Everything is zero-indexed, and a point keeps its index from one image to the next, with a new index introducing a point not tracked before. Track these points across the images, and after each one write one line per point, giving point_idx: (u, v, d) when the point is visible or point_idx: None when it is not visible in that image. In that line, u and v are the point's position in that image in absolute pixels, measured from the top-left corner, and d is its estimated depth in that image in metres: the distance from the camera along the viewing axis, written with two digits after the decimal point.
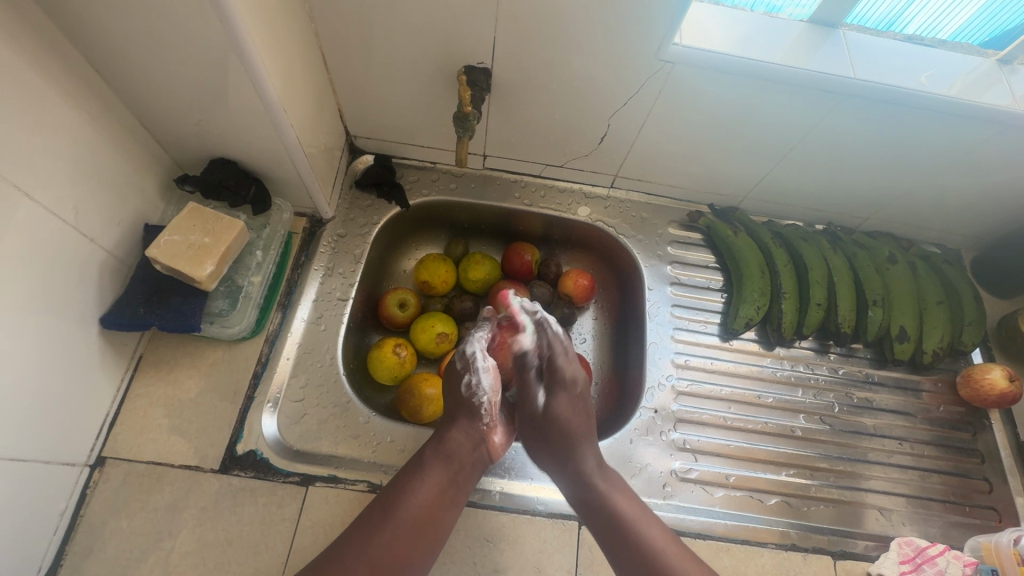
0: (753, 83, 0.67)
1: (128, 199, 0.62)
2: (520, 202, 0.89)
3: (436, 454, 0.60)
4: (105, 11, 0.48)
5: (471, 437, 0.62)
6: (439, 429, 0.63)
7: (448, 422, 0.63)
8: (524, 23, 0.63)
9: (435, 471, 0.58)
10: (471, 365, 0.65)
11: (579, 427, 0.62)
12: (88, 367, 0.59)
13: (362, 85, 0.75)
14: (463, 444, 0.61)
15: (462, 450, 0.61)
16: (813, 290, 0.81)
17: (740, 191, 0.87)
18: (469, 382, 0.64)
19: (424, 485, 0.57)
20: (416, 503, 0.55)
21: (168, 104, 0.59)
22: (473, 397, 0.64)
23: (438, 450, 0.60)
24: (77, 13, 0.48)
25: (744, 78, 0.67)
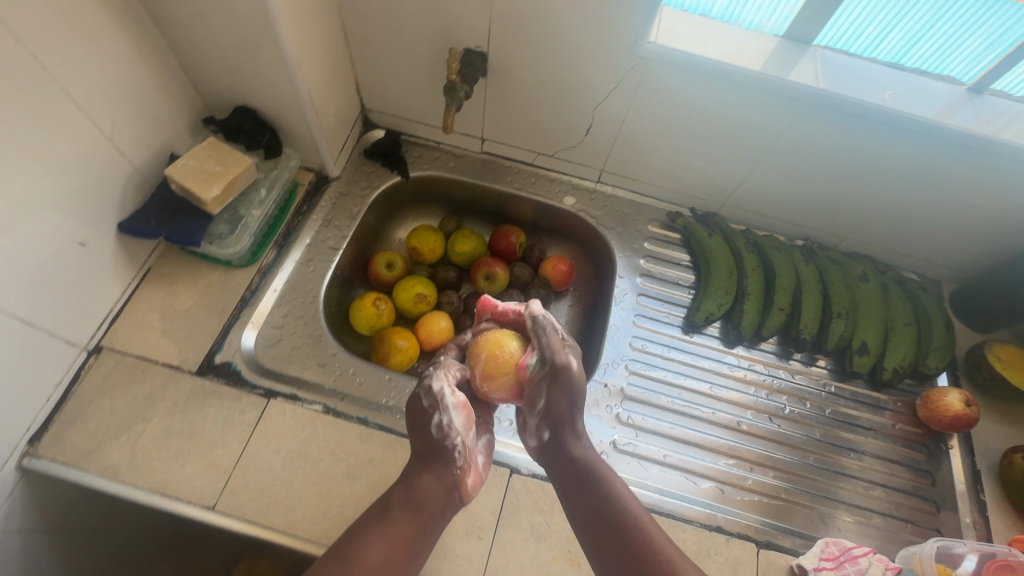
0: (722, 84, 0.73)
1: (160, 128, 0.71)
2: (511, 186, 0.96)
3: (404, 503, 0.58)
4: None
5: (442, 484, 0.60)
6: (409, 475, 0.61)
7: (417, 466, 0.61)
8: (518, 12, 0.71)
9: (399, 521, 0.56)
10: (439, 402, 0.62)
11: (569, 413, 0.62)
12: (101, 265, 0.68)
13: (378, 61, 0.84)
14: (431, 492, 0.59)
15: (432, 496, 0.59)
16: (778, 294, 0.83)
17: (720, 197, 0.92)
18: (439, 421, 0.62)
19: (383, 540, 0.55)
20: (367, 560, 0.53)
21: (204, 50, 0.69)
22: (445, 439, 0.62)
23: (406, 498, 0.58)
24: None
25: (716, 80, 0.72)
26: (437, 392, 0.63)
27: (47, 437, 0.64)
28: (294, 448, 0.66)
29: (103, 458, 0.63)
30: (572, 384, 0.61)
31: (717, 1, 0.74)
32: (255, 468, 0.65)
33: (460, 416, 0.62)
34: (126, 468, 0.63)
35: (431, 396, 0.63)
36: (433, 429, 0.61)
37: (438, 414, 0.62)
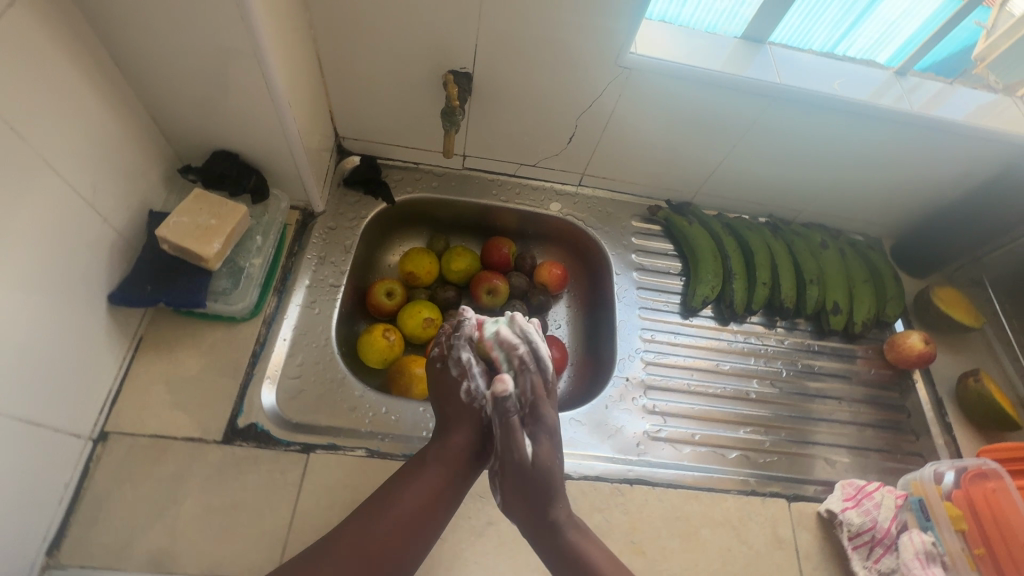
0: (697, 88, 0.78)
1: (136, 185, 0.65)
2: (497, 199, 0.97)
3: (438, 458, 0.63)
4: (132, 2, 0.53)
5: (471, 444, 0.64)
6: (443, 432, 0.65)
7: (449, 426, 0.65)
8: (504, 33, 0.72)
9: (435, 472, 0.62)
10: (466, 370, 0.67)
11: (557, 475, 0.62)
12: (95, 343, 0.61)
13: (353, 89, 0.82)
14: (461, 453, 0.64)
15: (462, 455, 0.63)
16: (759, 270, 0.91)
17: (692, 187, 0.99)
18: (467, 387, 0.66)
19: (420, 490, 0.60)
20: (407, 507, 0.59)
21: (178, 97, 0.64)
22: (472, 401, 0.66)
23: (441, 453, 0.63)
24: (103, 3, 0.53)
25: (692, 83, 0.77)
26: (465, 363, 0.68)
27: (67, 542, 0.57)
28: (347, 499, 0.65)
29: (140, 552, 0.58)
30: (555, 436, 0.63)
31: (682, 10, 0.79)
32: (311, 527, 0.62)
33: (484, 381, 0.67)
34: (168, 557, 0.58)
35: (460, 364, 0.68)
36: (463, 394, 0.66)
37: (468, 381, 0.67)
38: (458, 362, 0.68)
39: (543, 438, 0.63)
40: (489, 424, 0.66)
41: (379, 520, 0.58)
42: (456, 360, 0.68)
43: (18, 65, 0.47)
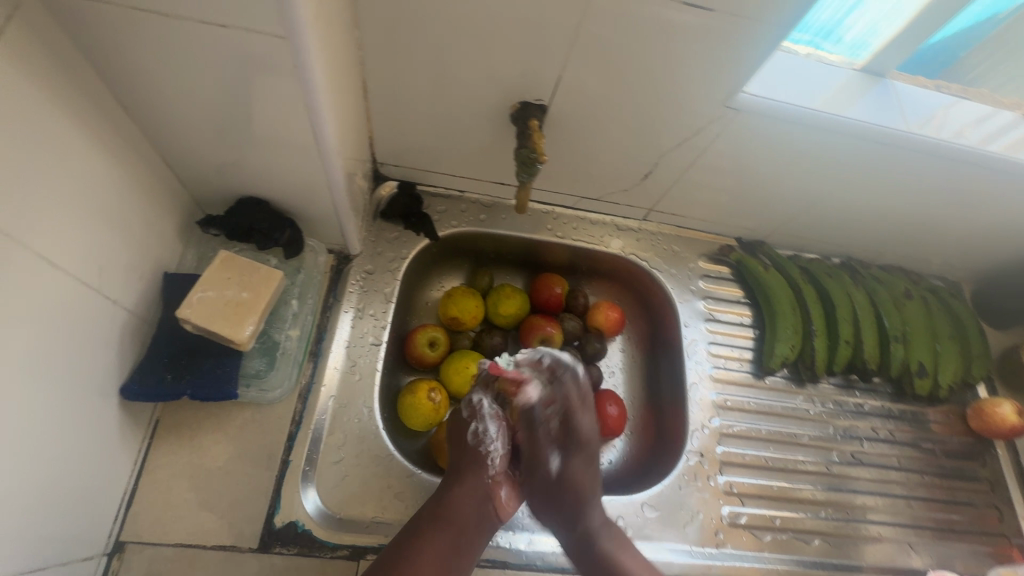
0: (806, 134, 0.67)
1: (148, 247, 0.54)
2: (552, 234, 0.86)
3: (435, 519, 0.57)
4: (150, 39, 0.40)
5: (473, 494, 0.60)
6: (443, 486, 0.60)
7: (453, 478, 0.61)
8: (593, 62, 0.60)
9: (434, 536, 0.56)
10: (478, 413, 0.64)
11: (590, 487, 0.62)
12: (109, 444, 0.51)
13: (400, 113, 0.69)
14: (466, 508, 0.59)
15: (464, 512, 0.58)
16: (841, 327, 0.83)
17: (770, 227, 0.88)
18: (475, 430, 0.63)
19: (434, 548, 0.55)
20: None
21: (199, 142, 0.52)
22: (479, 447, 0.63)
23: (437, 510, 0.58)
24: (109, 36, 0.40)
25: (803, 130, 0.66)
26: (476, 404, 0.64)
27: None
28: None
29: None
30: (587, 450, 0.63)
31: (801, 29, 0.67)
32: None
33: (495, 427, 0.63)
34: None
35: (472, 407, 0.64)
36: (467, 435, 0.63)
37: (477, 424, 0.63)
38: (472, 406, 0.64)
39: (575, 455, 0.62)
40: (492, 468, 0.62)
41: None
42: (470, 404, 0.64)
43: None
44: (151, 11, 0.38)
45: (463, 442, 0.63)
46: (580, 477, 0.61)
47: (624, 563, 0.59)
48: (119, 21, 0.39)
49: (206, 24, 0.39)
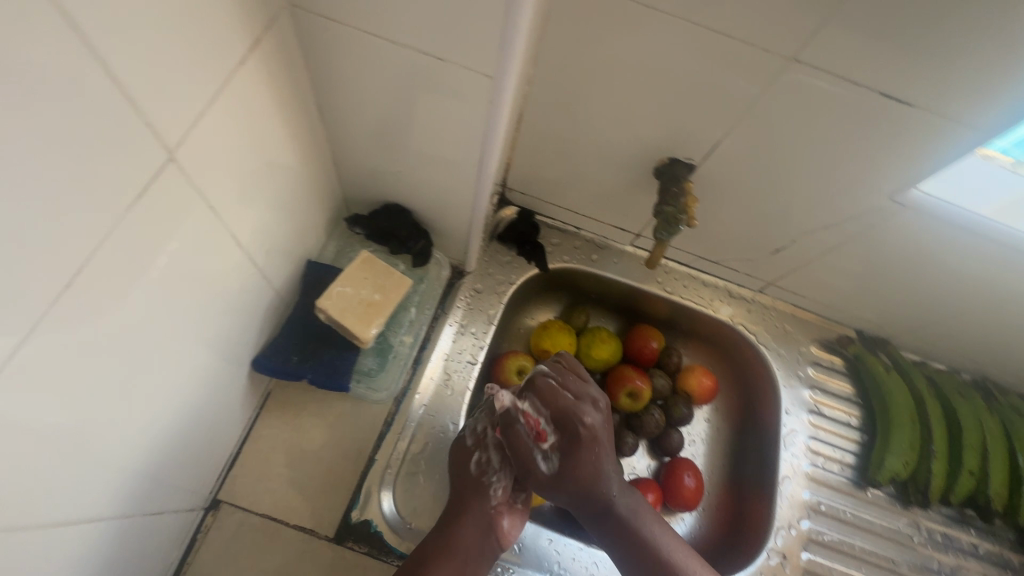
0: (973, 243, 0.62)
1: (303, 235, 0.58)
2: (660, 288, 0.84)
3: (444, 547, 0.55)
4: (366, 59, 0.44)
5: (479, 521, 0.57)
6: (447, 512, 0.58)
7: (458, 504, 0.58)
8: (758, 134, 0.58)
9: (445, 564, 0.54)
10: (481, 441, 0.60)
11: (607, 445, 0.60)
12: (230, 409, 0.55)
13: (545, 147, 0.71)
14: (473, 533, 0.56)
15: (470, 539, 0.56)
16: (966, 454, 0.74)
17: (899, 328, 0.81)
18: (479, 459, 0.60)
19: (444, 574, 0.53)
20: None
21: (370, 150, 0.55)
22: (483, 475, 0.59)
23: (445, 539, 0.55)
24: (332, 52, 0.44)
25: (970, 239, 0.61)
26: (480, 430, 0.61)
27: None
28: None
29: None
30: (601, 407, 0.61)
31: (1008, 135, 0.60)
32: None
33: (499, 455, 0.60)
34: None
35: (473, 431, 0.61)
36: (469, 465, 0.59)
37: (479, 451, 0.60)
38: (473, 432, 0.61)
39: (595, 413, 0.60)
40: (496, 496, 0.59)
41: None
42: (471, 429, 0.61)
43: (233, 133, 0.39)
44: (376, 37, 0.41)
45: (465, 469, 0.60)
46: (603, 435, 0.60)
47: (652, 541, 0.59)
48: (345, 41, 0.42)
49: (419, 57, 0.42)
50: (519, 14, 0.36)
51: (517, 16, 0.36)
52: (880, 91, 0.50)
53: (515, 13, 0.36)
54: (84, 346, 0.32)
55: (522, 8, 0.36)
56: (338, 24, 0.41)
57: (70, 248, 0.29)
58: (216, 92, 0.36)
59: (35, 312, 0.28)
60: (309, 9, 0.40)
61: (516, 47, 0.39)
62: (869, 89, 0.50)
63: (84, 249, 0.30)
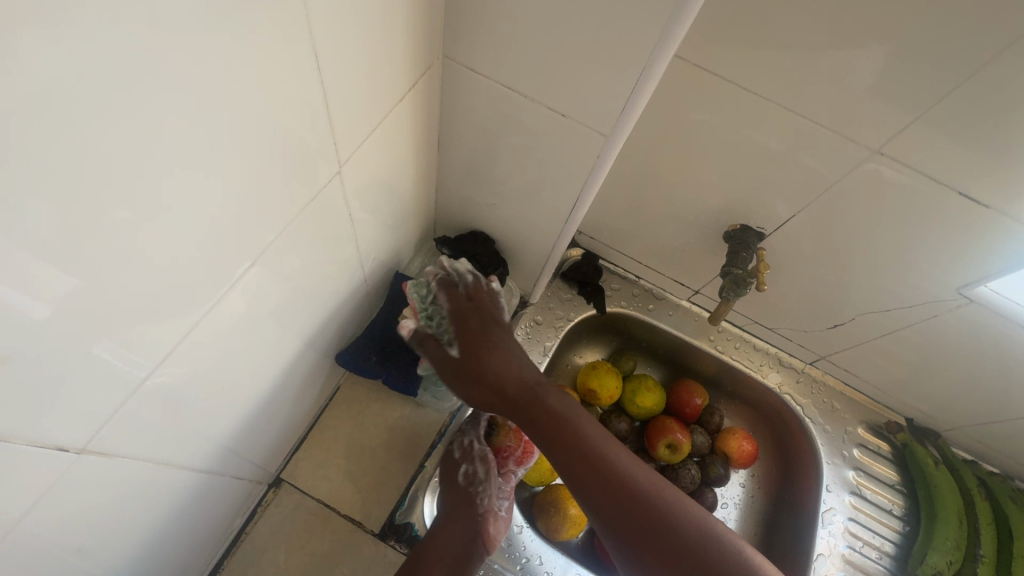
0: None
1: (397, 249, 0.64)
2: (711, 345, 0.86)
3: (435, 556, 0.57)
4: (489, 106, 0.50)
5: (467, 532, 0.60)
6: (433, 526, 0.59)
7: (444, 517, 0.60)
8: (831, 213, 0.61)
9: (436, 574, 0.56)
10: (470, 452, 0.64)
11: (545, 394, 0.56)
12: (308, 395, 0.60)
13: (621, 198, 0.76)
14: (458, 544, 0.58)
15: (461, 548, 0.59)
16: (1017, 564, 0.72)
17: (954, 422, 0.80)
18: (466, 471, 0.63)
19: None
20: None
21: (471, 181, 0.61)
22: (470, 486, 0.63)
23: (433, 550, 0.57)
24: (465, 96, 0.50)
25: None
26: (469, 443, 0.64)
27: None
28: None
29: None
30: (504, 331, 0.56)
31: None
32: None
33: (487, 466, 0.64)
34: None
35: (461, 445, 0.64)
36: (456, 476, 0.63)
37: (466, 463, 0.63)
38: (462, 445, 0.64)
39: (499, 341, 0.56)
40: (483, 505, 0.62)
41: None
42: (459, 441, 0.64)
43: (375, 156, 0.45)
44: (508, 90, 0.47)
45: (451, 481, 0.63)
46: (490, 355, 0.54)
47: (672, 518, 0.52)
48: (479, 89, 0.49)
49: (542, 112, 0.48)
50: (644, 90, 0.42)
51: (642, 91, 0.42)
52: (958, 191, 0.53)
53: (641, 89, 0.41)
54: (224, 332, 0.39)
55: (648, 87, 0.41)
56: (478, 75, 0.47)
57: (250, 247, 0.36)
58: (374, 122, 0.42)
59: (216, 300, 0.36)
60: (455, 61, 0.47)
61: (633, 116, 0.44)
62: (948, 187, 0.53)
63: (258, 246, 0.37)
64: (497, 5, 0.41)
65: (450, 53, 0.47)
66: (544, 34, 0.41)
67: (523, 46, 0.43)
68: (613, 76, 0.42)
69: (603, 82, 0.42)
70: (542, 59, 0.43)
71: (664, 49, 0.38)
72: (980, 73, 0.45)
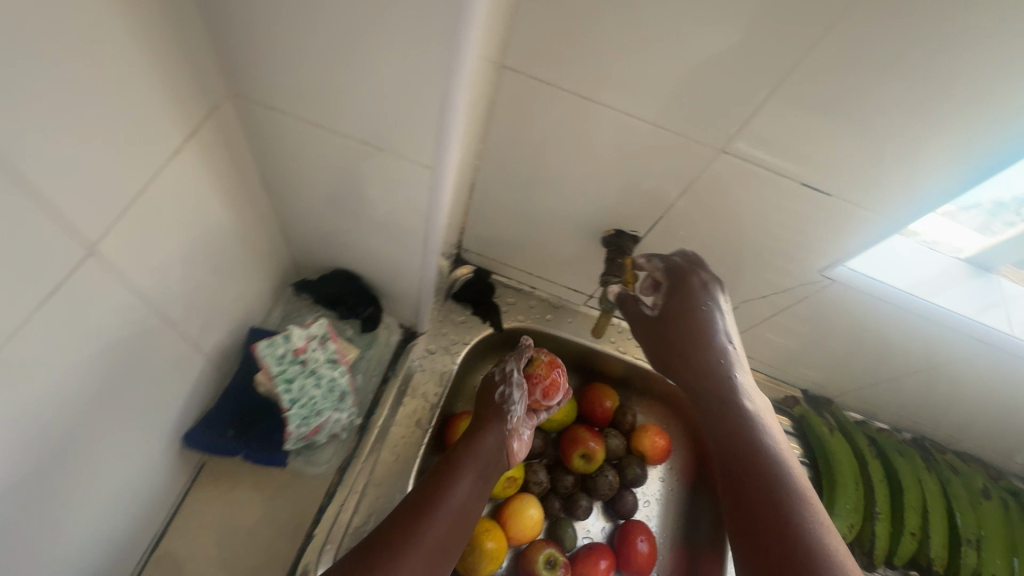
0: (895, 317, 0.67)
1: (245, 304, 0.56)
2: (614, 347, 0.86)
3: (467, 454, 0.60)
4: (308, 145, 0.45)
5: (499, 439, 0.65)
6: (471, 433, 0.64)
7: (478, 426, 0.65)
8: (696, 210, 0.62)
9: (465, 460, 0.60)
10: (507, 378, 0.71)
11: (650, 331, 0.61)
12: (155, 488, 0.52)
13: (498, 213, 0.73)
14: (491, 447, 0.63)
15: (492, 454, 0.63)
16: (908, 516, 0.76)
17: (842, 388, 0.84)
18: (502, 391, 0.70)
19: (468, 484, 0.57)
20: (444, 523, 0.52)
21: (317, 220, 0.55)
22: (504, 405, 0.69)
23: (469, 450, 0.61)
24: (279, 139, 0.45)
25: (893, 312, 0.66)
26: (507, 370, 0.72)
27: None
28: None
29: None
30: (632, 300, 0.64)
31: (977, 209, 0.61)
32: None
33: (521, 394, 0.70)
34: None
35: (501, 371, 0.72)
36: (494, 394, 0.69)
37: (504, 386, 0.70)
38: (503, 373, 0.72)
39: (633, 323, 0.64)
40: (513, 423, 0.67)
41: (439, 512, 0.53)
42: (500, 367, 0.72)
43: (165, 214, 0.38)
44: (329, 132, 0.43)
45: (489, 399, 0.70)
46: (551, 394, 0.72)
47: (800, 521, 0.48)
48: (292, 131, 0.44)
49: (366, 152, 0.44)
50: (455, 118, 0.38)
51: (452, 120, 0.38)
52: (801, 182, 0.55)
53: (450, 118, 0.38)
54: None
55: (458, 114, 0.38)
56: (287, 116, 0.42)
57: None
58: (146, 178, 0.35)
59: None
60: (257, 97, 0.41)
61: (455, 144, 0.41)
62: (792, 179, 0.55)
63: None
64: (282, 40, 0.36)
65: (250, 93, 0.41)
66: (342, 68, 0.37)
67: (323, 81, 0.38)
68: (423, 107, 0.38)
69: (417, 115, 0.39)
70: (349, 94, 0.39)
71: (460, 73, 0.35)
72: (795, 68, 0.46)
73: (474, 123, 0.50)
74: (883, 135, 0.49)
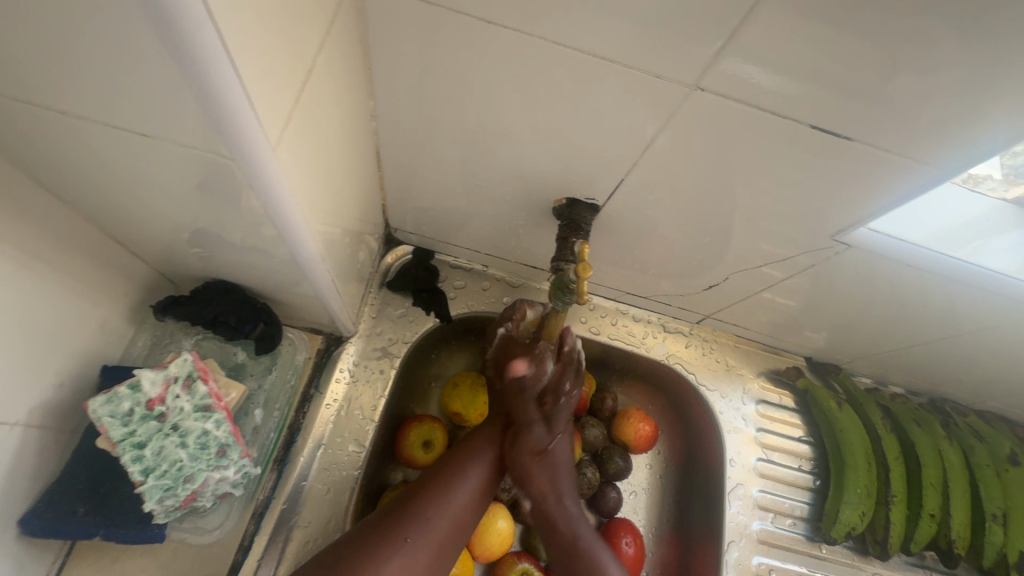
0: (918, 280, 0.55)
1: (84, 341, 0.44)
2: (586, 329, 0.73)
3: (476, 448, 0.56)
4: (82, 131, 0.31)
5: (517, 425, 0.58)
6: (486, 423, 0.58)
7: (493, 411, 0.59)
8: (669, 168, 0.48)
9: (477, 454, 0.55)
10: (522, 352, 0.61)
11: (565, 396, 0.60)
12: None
13: (425, 185, 0.58)
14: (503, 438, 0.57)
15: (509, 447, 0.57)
16: (927, 496, 0.67)
17: (851, 355, 0.73)
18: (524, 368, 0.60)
19: (477, 481, 0.53)
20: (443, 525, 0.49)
21: (157, 227, 0.41)
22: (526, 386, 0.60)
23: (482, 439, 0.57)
24: (38, 129, 0.31)
25: (915, 276, 0.54)
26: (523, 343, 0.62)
27: None
28: None
29: None
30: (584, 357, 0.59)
31: None
32: None
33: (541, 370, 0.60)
34: None
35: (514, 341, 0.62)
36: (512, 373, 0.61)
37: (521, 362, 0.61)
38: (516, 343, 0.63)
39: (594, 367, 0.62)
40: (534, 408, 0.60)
41: (441, 509, 0.50)
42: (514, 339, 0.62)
43: None
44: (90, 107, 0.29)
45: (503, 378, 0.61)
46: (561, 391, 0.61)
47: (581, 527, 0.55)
48: (46, 117, 0.30)
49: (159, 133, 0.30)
50: (226, 76, 0.25)
51: (222, 75, 0.25)
52: (811, 124, 0.40)
53: (217, 76, 0.25)
54: None
55: (226, 64, 0.24)
56: (23, 91, 0.28)
57: None
58: None
59: None
60: None
61: (252, 112, 0.27)
62: (795, 121, 0.40)
63: None
64: None
65: None
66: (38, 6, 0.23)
67: (28, 30, 0.24)
68: (179, 66, 0.24)
69: (182, 74, 0.25)
70: (79, 48, 0.25)
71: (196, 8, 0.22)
72: None
73: (325, 75, 0.35)
74: (913, 52, 0.34)
